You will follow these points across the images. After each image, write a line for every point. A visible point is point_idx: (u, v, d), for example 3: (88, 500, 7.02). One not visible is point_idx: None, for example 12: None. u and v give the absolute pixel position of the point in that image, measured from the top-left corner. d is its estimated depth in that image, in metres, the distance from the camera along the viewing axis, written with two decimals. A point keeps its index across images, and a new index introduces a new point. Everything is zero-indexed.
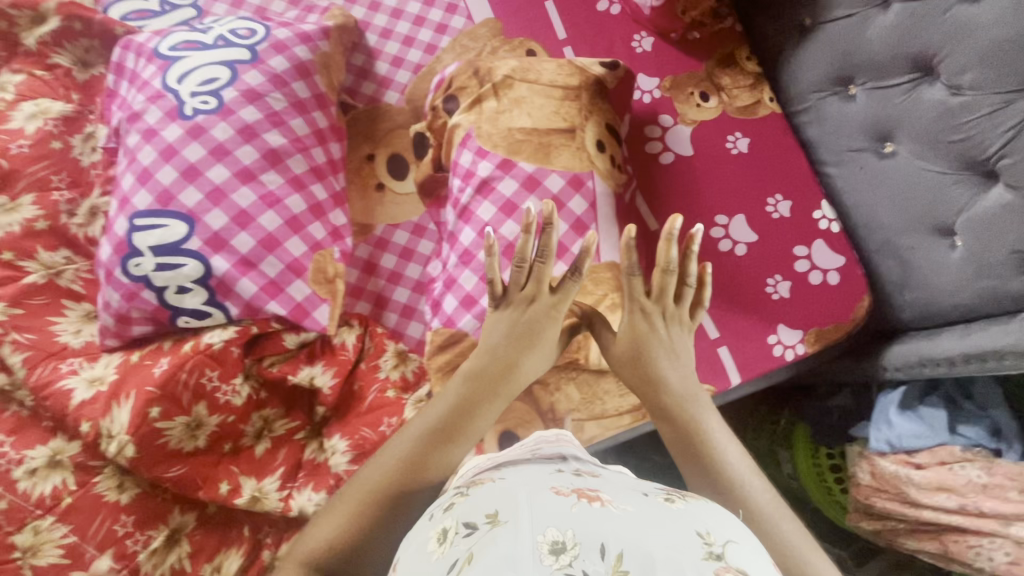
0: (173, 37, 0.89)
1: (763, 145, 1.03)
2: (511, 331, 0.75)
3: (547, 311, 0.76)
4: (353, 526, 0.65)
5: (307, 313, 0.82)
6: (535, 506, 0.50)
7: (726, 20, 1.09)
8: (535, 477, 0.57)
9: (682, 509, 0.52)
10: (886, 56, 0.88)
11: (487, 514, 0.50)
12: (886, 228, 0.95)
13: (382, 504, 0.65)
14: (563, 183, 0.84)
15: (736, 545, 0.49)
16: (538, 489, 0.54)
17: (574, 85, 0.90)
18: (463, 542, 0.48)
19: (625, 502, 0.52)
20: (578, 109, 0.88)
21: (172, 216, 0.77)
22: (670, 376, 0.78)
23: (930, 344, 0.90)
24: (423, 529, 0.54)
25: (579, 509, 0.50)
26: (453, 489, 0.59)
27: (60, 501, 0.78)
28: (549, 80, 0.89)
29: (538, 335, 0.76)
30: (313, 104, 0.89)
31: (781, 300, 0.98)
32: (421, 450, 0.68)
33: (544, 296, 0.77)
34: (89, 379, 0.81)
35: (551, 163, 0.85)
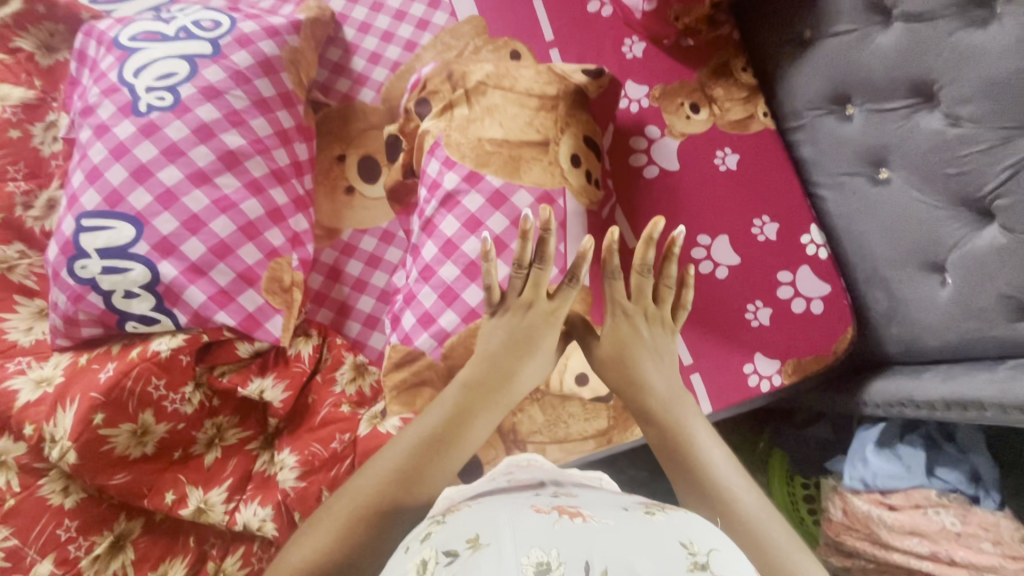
0: (134, 27, 0.85)
1: (753, 162, 0.98)
2: (509, 336, 0.72)
3: (546, 316, 0.73)
4: (341, 545, 0.58)
5: (260, 324, 0.79)
6: (517, 526, 0.46)
7: (723, 27, 1.02)
8: (513, 499, 0.53)
9: (663, 519, 0.49)
10: (885, 78, 0.84)
11: (468, 539, 0.46)
12: (875, 258, 0.91)
13: (372, 519, 0.59)
14: (531, 201, 0.80)
15: (721, 552, 0.46)
16: (516, 509, 0.50)
17: (552, 94, 0.85)
18: (446, 571, 0.44)
19: (607, 514, 0.48)
20: (553, 120, 0.84)
21: (120, 218, 0.74)
22: (655, 376, 0.74)
23: (911, 384, 0.86)
24: (402, 563, 0.48)
25: (562, 526, 0.46)
26: (427, 519, 0.54)
27: (3, 503, 0.76)
28: (525, 88, 0.85)
29: (538, 341, 0.73)
30: (278, 102, 0.85)
31: (760, 327, 0.93)
32: (414, 461, 0.63)
33: (543, 300, 0.74)
34: (36, 380, 0.79)
35: (520, 178, 0.80)
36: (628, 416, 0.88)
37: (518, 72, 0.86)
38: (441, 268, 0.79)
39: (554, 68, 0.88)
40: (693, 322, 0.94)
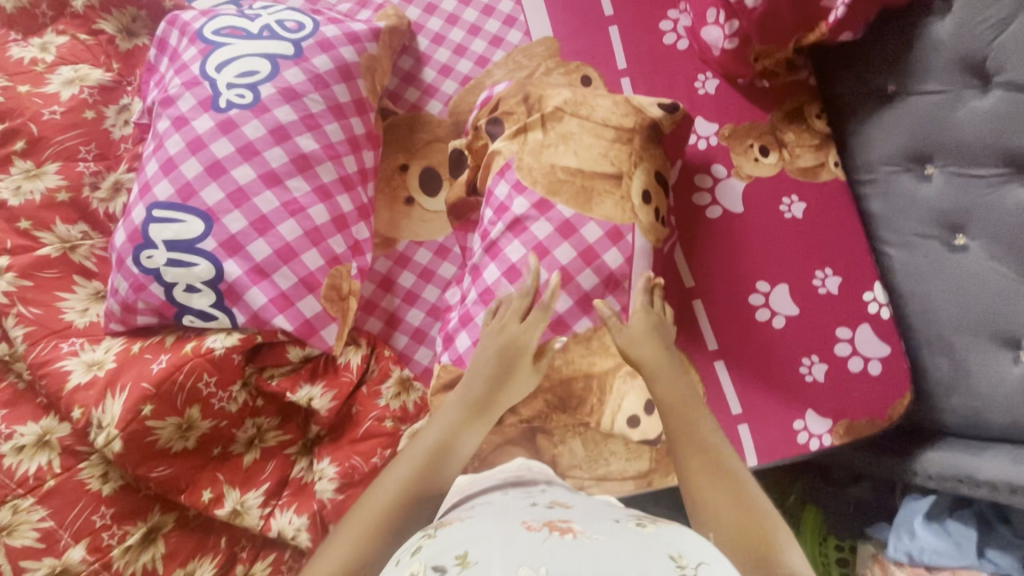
0: (218, 20, 0.85)
1: (821, 212, 0.96)
2: (492, 358, 0.75)
3: (520, 334, 0.76)
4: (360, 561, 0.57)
5: (315, 330, 0.78)
6: (506, 543, 0.44)
7: (801, 72, 1.00)
8: (507, 512, 0.51)
9: (655, 533, 0.47)
10: (976, 144, 0.81)
11: (457, 556, 0.45)
12: (941, 326, 0.88)
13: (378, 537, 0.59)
14: (602, 234, 0.79)
15: (715, 565, 0.44)
16: (508, 523, 0.49)
17: (628, 127, 0.84)
18: None
19: (599, 530, 0.47)
20: (628, 153, 0.83)
21: (191, 212, 0.74)
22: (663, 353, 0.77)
23: (971, 463, 0.83)
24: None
25: (551, 544, 0.44)
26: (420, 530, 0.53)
27: (42, 483, 0.76)
28: (602, 119, 0.84)
29: (519, 360, 0.76)
30: (352, 109, 0.85)
31: (814, 383, 0.91)
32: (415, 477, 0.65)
33: (514, 321, 0.76)
34: (88, 363, 0.79)
35: (591, 211, 0.79)
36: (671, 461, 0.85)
37: (594, 102, 0.85)
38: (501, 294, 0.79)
39: (631, 99, 0.87)
40: (744, 370, 0.92)
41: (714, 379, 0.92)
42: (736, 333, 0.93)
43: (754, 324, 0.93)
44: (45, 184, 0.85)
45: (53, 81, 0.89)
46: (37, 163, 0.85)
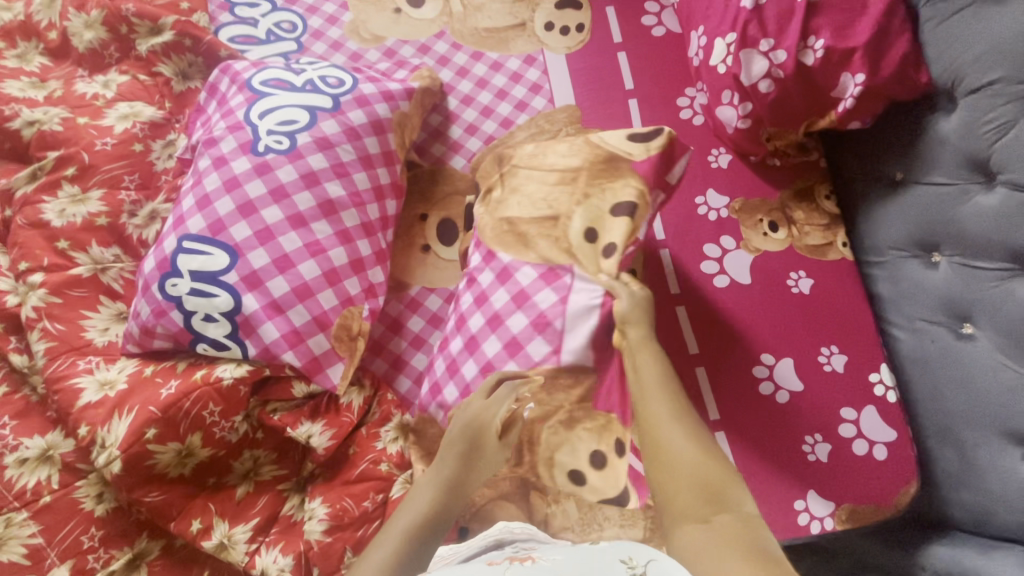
0: (267, 72, 0.93)
1: (828, 290, 0.98)
2: (458, 439, 0.75)
3: (483, 413, 0.76)
4: None
5: (321, 368, 0.81)
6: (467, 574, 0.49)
7: (812, 154, 1.04)
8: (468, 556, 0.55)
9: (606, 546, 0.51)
10: (980, 239, 0.81)
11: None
12: (950, 415, 0.87)
13: None
14: (535, 276, 0.81)
15: (660, 561, 0.47)
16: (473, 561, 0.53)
17: (574, 166, 0.86)
18: None
19: (555, 553, 0.52)
20: (569, 194, 0.84)
21: (218, 246, 0.78)
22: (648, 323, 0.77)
23: (980, 561, 0.80)
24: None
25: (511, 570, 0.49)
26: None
27: (39, 498, 0.77)
28: (550, 163, 0.87)
29: (487, 439, 0.75)
30: (380, 160, 0.90)
31: (817, 463, 0.90)
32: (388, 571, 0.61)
33: (478, 398, 0.77)
34: (100, 382, 0.81)
35: (527, 254, 0.83)
36: None
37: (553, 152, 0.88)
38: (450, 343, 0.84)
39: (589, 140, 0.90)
40: (745, 442, 0.91)
41: None
42: (739, 405, 0.93)
43: (757, 397, 0.93)
44: (88, 209, 0.90)
45: (109, 115, 0.97)
46: (83, 189, 0.91)
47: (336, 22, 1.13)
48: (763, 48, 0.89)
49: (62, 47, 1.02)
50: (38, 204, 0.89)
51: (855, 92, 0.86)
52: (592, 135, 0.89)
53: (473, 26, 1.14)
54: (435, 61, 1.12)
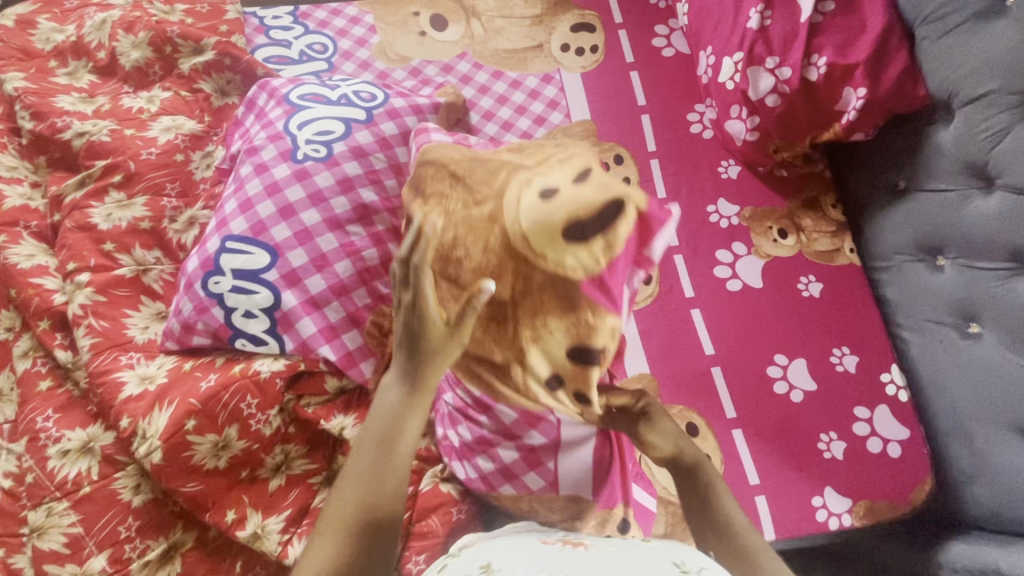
0: (304, 88, 0.99)
1: (838, 293, 1.01)
2: (400, 333, 0.76)
3: (412, 304, 0.75)
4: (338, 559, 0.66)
5: (355, 363, 0.84)
6: (525, 557, 0.59)
7: (817, 164, 1.09)
8: (523, 540, 0.66)
9: (655, 547, 0.61)
10: (982, 240, 0.86)
11: (482, 565, 0.59)
12: (961, 413, 0.90)
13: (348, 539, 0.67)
14: (517, 417, 0.78)
15: (710, 569, 0.57)
16: (529, 545, 0.64)
17: (506, 298, 0.74)
18: None
19: (603, 547, 0.62)
20: (511, 343, 0.75)
21: (259, 246, 0.83)
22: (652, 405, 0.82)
23: (1002, 557, 0.82)
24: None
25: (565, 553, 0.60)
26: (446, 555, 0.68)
27: (79, 488, 0.80)
28: (461, 291, 0.74)
29: (429, 328, 0.74)
30: (411, 168, 0.93)
31: (833, 460, 0.92)
32: (363, 489, 0.69)
33: (405, 291, 0.76)
34: (141, 376, 0.85)
35: (500, 395, 0.77)
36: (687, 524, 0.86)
37: (467, 261, 0.75)
38: (459, 425, 0.82)
39: (493, 243, 0.74)
40: (763, 440, 0.93)
41: (732, 448, 0.93)
42: (756, 404, 0.95)
43: (773, 396, 0.96)
44: (132, 213, 0.95)
45: (154, 127, 1.02)
46: (128, 195, 0.96)
47: (365, 44, 1.21)
48: (769, 65, 0.95)
49: (110, 65, 1.08)
50: (86, 210, 0.94)
51: (857, 105, 0.92)
52: (508, 222, 0.74)
53: (493, 47, 1.21)
54: (457, 79, 1.18)
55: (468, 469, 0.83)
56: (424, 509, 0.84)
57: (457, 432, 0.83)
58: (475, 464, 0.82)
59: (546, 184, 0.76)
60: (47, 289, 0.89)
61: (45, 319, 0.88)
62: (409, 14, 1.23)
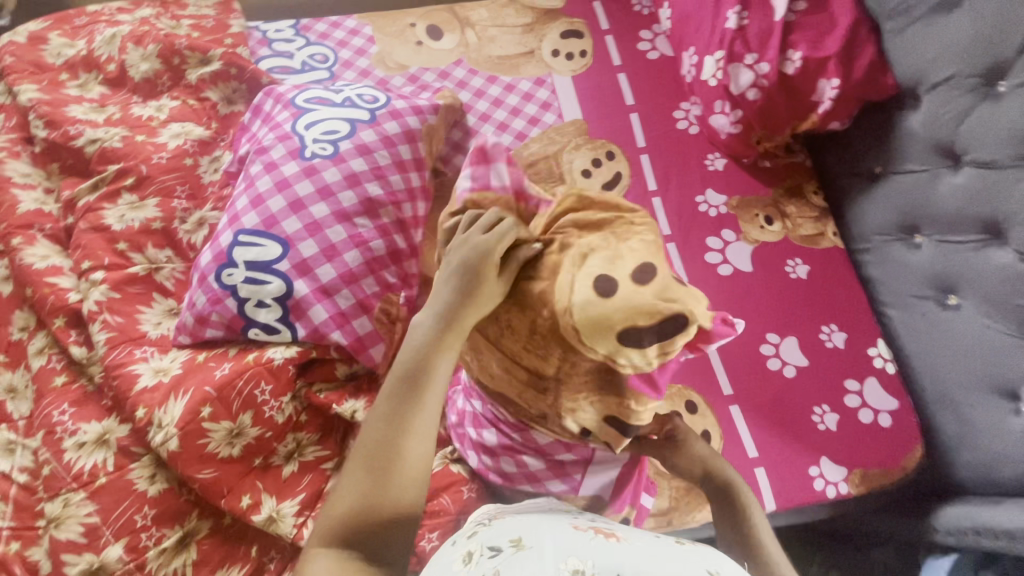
0: (309, 92, 1.03)
1: (824, 274, 1.06)
2: (453, 268, 0.70)
3: (478, 244, 0.71)
4: (366, 495, 0.61)
5: (366, 348, 0.88)
6: (558, 537, 0.57)
7: (797, 155, 1.15)
8: (556, 518, 0.64)
9: (690, 549, 0.60)
10: (955, 215, 0.91)
11: (514, 540, 0.57)
12: (945, 381, 0.94)
13: (378, 473, 0.61)
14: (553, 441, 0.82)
15: None
16: (560, 526, 0.61)
17: (547, 372, 0.75)
18: (489, 562, 0.55)
19: (636, 539, 0.59)
20: (550, 404, 0.77)
21: (272, 238, 0.87)
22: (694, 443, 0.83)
23: (988, 514, 0.85)
24: (453, 551, 0.60)
25: (596, 542, 0.57)
26: (476, 523, 0.67)
27: (95, 479, 0.81)
28: (512, 358, 0.76)
29: (484, 270, 0.69)
30: (412, 165, 0.98)
31: (827, 431, 0.96)
32: (397, 421, 0.64)
33: (471, 233, 0.72)
34: (155, 369, 0.87)
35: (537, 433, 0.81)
36: (689, 500, 0.92)
37: (513, 340, 0.74)
38: (484, 431, 0.85)
39: (540, 325, 0.72)
40: (759, 414, 0.97)
41: (730, 423, 0.96)
42: (752, 380, 0.99)
43: (767, 372, 1.00)
44: (144, 214, 0.98)
45: (164, 134, 1.06)
46: (141, 197, 1.00)
47: (364, 53, 1.26)
48: (748, 61, 1.01)
49: (119, 77, 1.12)
50: (100, 212, 0.97)
51: (832, 95, 0.98)
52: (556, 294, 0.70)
53: (487, 54, 1.27)
54: (454, 84, 1.23)
55: (485, 460, 0.86)
56: (435, 489, 0.87)
57: (482, 437, 0.85)
58: (498, 465, 0.85)
59: (607, 278, 0.68)
60: (62, 287, 0.92)
61: (60, 316, 0.91)
62: (406, 25, 1.30)
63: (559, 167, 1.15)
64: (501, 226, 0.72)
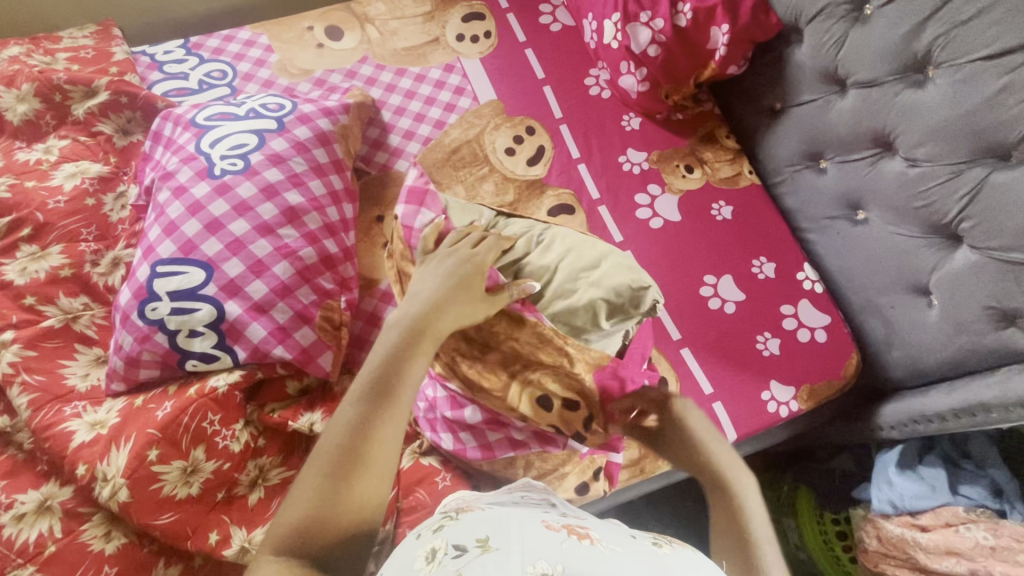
0: (209, 110, 0.99)
1: (746, 211, 1.12)
2: (436, 281, 0.75)
3: (464, 257, 0.77)
4: (325, 503, 0.56)
5: (313, 358, 0.86)
6: (527, 534, 0.49)
7: (706, 104, 1.20)
8: (524, 512, 0.55)
9: (669, 554, 0.52)
10: (850, 135, 0.98)
11: (479, 538, 0.49)
12: (867, 289, 1.02)
13: (338, 476, 0.58)
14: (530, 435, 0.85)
15: None
16: (528, 521, 0.53)
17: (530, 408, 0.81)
18: (453, 563, 0.47)
19: (615, 542, 0.52)
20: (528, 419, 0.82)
21: (192, 264, 0.83)
22: (698, 431, 0.82)
23: (922, 401, 0.93)
24: (412, 547, 0.52)
25: (569, 545, 0.49)
26: (440, 514, 0.58)
27: (44, 549, 0.75)
28: (504, 395, 0.81)
29: (466, 279, 0.75)
30: (331, 168, 0.97)
31: (771, 356, 1.01)
32: (365, 418, 0.62)
33: (459, 248, 0.78)
34: (91, 423, 0.81)
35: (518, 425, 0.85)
36: None
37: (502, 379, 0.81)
38: (465, 410, 0.84)
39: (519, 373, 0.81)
40: (708, 351, 1.01)
41: (684, 365, 1.00)
42: (697, 322, 1.03)
43: (708, 312, 1.04)
44: (50, 263, 0.92)
45: (56, 176, 0.99)
46: (42, 246, 0.93)
47: (264, 64, 1.22)
48: (643, 19, 1.05)
49: None
50: None
51: (724, 40, 1.03)
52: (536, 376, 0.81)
53: (392, 47, 1.25)
54: (363, 82, 1.21)
55: (463, 440, 0.86)
56: (410, 485, 0.86)
57: (461, 415, 0.84)
58: (481, 438, 0.86)
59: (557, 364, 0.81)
60: None
61: None
62: (302, 29, 1.26)
63: (482, 150, 1.16)
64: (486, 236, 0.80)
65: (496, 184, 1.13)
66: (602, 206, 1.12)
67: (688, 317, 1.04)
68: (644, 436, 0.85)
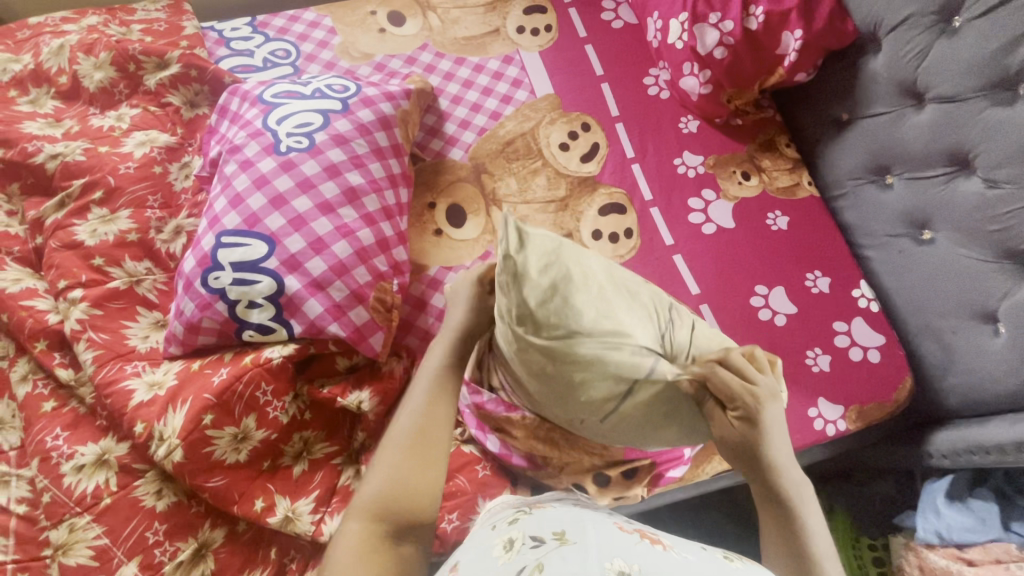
0: (276, 87, 1.00)
1: (803, 222, 1.09)
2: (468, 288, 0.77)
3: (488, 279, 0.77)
4: (403, 479, 0.66)
5: (365, 338, 0.88)
6: (603, 533, 0.51)
7: (768, 110, 1.18)
8: (598, 514, 0.57)
9: (740, 568, 0.52)
10: (923, 151, 0.95)
11: (556, 532, 0.52)
12: (926, 312, 0.98)
13: (412, 457, 0.68)
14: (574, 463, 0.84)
15: None
16: (602, 522, 0.55)
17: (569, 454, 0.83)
18: (532, 552, 0.49)
19: (687, 549, 0.52)
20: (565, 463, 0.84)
21: (256, 237, 0.85)
22: (773, 451, 0.65)
23: (979, 431, 0.89)
24: (490, 537, 0.56)
25: (642, 548, 0.50)
26: (516, 509, 0.62)
27: (99, 501, 0.78)
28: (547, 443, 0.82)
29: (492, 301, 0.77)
30: (390, 151, 0.98)
31: (821, 372, 0.99)
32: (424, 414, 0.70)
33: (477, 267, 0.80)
34: (149, 383, 0.84)
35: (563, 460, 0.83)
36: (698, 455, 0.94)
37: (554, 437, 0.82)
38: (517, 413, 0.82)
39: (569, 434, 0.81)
40: None
41: None
42: (744, 332, 1.01)
43: (758, 322, 1.02)
44: (118, 227, 0.95)
45: (127, 143, 1.02)
46: (112, 210, 0.96)
47: (327, 45, 1.23)
48: (712, 21, 1.03)
49: (72, 88, 1.07)
50: (70, 228, 0.93)
51: (796, 46, 1.00)
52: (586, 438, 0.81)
53: (452, 36, 1.26)
54: (422, 69, 1.22)
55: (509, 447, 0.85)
56: (451, 471, 0.87)
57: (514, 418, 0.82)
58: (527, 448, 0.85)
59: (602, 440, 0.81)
60: (40, 309, 0.89)
61: (41, 340, 0.87)
62: (366, 13, 1.27)
63: (536, 143, 1.15)
64: (552, 327, 0.63)
65: (548, 178, 1.13)
66: (654, 209, 1.11)
67: (737, 325, 1.02)
68: (726, 444, 0.66)
